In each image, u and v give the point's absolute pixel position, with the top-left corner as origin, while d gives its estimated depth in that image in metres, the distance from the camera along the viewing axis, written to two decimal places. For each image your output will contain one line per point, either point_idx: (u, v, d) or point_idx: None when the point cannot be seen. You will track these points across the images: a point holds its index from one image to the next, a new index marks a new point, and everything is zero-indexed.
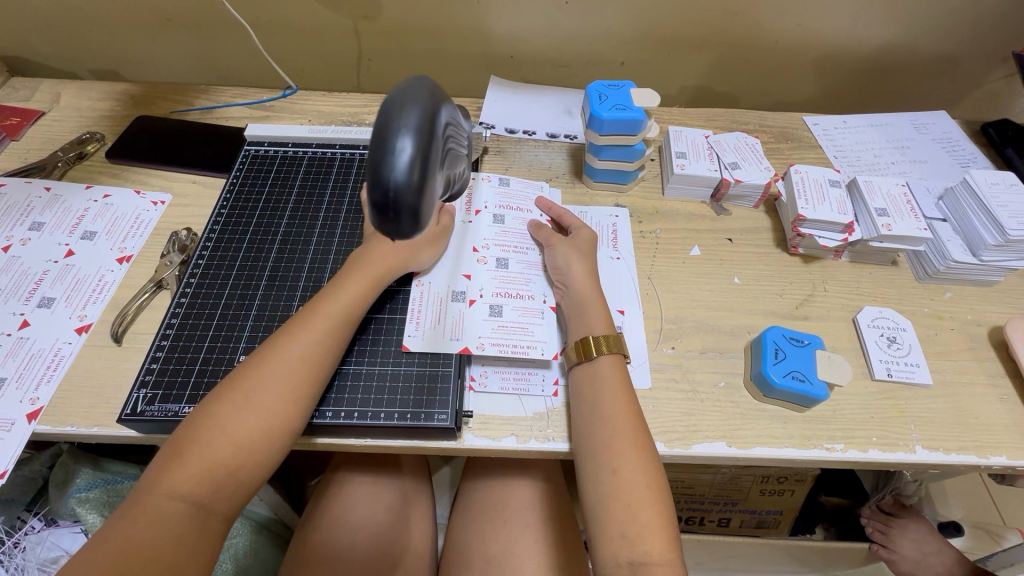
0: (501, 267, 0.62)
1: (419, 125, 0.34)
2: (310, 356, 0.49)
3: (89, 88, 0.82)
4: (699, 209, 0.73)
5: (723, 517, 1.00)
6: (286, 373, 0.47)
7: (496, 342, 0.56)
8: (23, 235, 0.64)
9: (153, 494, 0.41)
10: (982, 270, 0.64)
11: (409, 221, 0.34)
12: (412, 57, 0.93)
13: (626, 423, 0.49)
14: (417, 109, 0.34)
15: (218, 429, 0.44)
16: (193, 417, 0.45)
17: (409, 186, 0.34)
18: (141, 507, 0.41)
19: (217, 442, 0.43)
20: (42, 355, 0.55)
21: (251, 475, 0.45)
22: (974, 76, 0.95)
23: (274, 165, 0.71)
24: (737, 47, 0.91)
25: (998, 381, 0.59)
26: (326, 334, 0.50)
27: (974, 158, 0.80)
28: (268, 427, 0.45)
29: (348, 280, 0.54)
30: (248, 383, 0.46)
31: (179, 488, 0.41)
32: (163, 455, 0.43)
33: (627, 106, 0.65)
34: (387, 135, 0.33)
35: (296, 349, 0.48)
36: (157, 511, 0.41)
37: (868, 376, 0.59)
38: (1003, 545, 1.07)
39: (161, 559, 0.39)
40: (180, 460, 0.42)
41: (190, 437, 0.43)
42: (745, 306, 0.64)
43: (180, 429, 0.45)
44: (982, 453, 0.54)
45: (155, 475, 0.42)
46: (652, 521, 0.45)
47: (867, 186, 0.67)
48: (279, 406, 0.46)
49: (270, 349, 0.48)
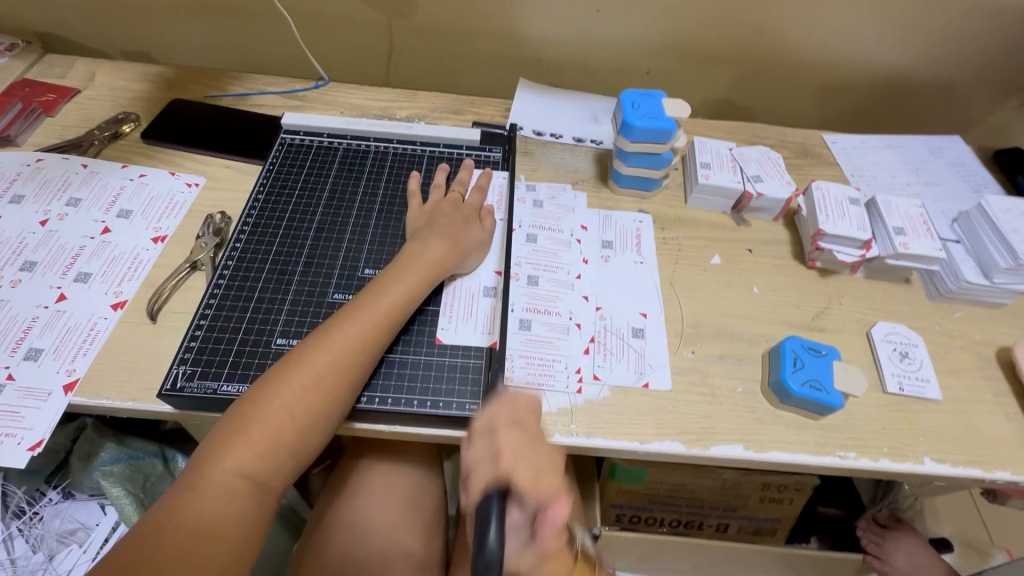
0: (530, 284, 0.64)
1: None
2: (365, 345, 0.51)
3: (124, 69, 0.83)
4: (720, 219, 0.74)
5: (722, 522, 1.02)
6: (342, 362, 0.49)
7: (523, 356, 0.59)
8: (60, 210, 0.65)
9: (216, 469, 0.43)
10: (991, 292, 0.67)
11: None
12: (442, 55, 0.95)
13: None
14: None
15: (279, 410, 0.46)
16: (253, 396, 0.47)
17: None
18: (203, 482, 0.42)
19: (279, 423, 0.45)
20: (79, 329, 0.56)
21: (305, 455, 0.47)
22: (988, 104, 0.98)
23: (310, 154, 0.72)
24: (760, 63, 0.93)
25: (1003, 399, 0.61)
26: (379, 325, 0.52)
27: (986, 183, 0.82)
28: (326, 411, 0.47)
29: (401, 273, 0.56)
30: (306, 367, 0.48)
31: (242, 466, 0.44)
32: (223, 431, 0.45)
33: (659, 116, 0.67)
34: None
35: (351, 338, 0.50)
36: (219, 488, 0.42)
37: (880, 389, 0.61)
38: (989, 562, 1.09)
39: (222, 535, 0.41)
40: (243, 438, 0.44)
41: (252, 417, 0.45)
42: (762, 316, 0.65)
43: (239, 407, 0.46)
44: (987, 467, 0.56)
45: (218, 450, 0.44)
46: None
47: (886, 205, 0.69)
48: (337, 393, 0.48)
49: (329, 335, 0.50)
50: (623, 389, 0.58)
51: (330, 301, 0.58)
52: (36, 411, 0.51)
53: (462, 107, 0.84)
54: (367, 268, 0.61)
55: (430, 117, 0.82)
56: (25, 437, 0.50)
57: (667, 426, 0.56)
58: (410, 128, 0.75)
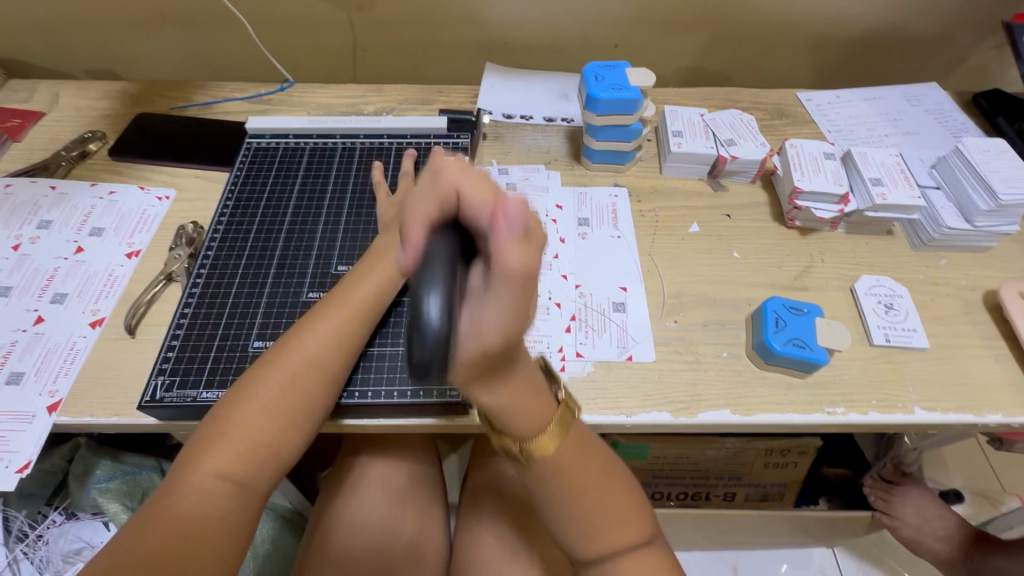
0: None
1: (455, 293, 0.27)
2: (342, 339, 0.51)
3: (88, 88, 0.83)
4: (696, 186, 0.74)
5: (728, 491, 1.02)
6: (320, 361, 0.50)
7: None
8: (32, 233, 0.65)
9: (199, 471, 0.43)
10: (974, 236, 0.66)
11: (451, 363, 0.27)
12: (406, 47, 0.93)
13: (549, 416, 0.41)
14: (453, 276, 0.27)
15: (259, 410, 0.46)
16: (231, 398, 0.47)
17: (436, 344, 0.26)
18: (182, 484, 0.43)
19: (259, 422, 0.46)
20: (58, 350, 0.56)
21: (288, 453, 0.48)
22: (963, 48, 0.96)
23: (277, 156, 0.71)
24: (729, 26, 0.92)
25: (992, 342, 0.60)
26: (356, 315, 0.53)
27: (966, 128, 0.81)
28: (305, 410, 0.48)
29: (373, 266, 0.56)
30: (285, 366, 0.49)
31: (225, 466, 0.44)
32: (202, 433, 0.46)
33: (623, 86, 0.66)
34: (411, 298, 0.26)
35: (326, 335, 0.51)
36: (199, 487, 0.43)
37: (866, 342, 0.60)
38: (1000, 509, 1.09)
39: (203, 534, 0.41)
40: (226, 438, 0.45)
41: (233, 417, 0.46)
42: (743, 279, 0.65)
43: (218, 410, 0.47)
44: (978, 411, 0.56)
45: (199, 450, 0.44)
46: (618, 504, 0.45)
47: (861, 157, 0.68)
48: (315, 388, 0.49)
49: (303, 333, 0.51)
50: (606, 364, 0.58)
51: (305, 300, 0.58)
52: (22, 433, 0.52)
53: (430, 97, 0.83)
54: (340, 264, 0.61)
55: (398, 110, 0.81)
56: (12, 460, 0.50)
57: (654, 397, 0.56)
58: (375, 121, 0.74)
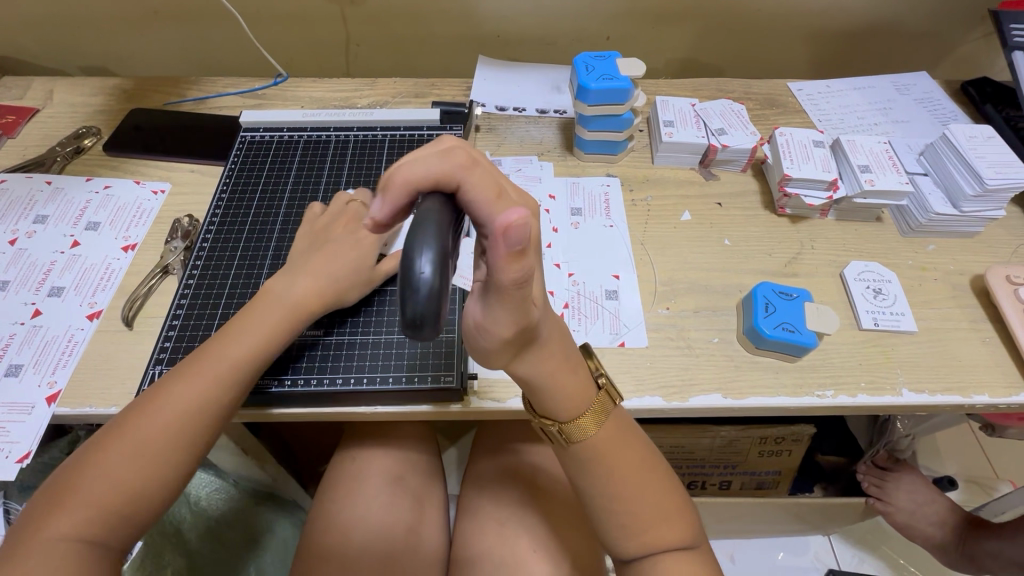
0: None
1: (439, 243, 0.30)
2: (250, 352, 0.50)
3: (82, 84, 0.83)
4: (688, 175, 0.74)
5: (724, 479, 1.03)
6: (234, 370, 0.49)
7: None
8: (28, 228, 0.65)
9: (81, 487, 0.42)
10: (962, 221, 0.66)
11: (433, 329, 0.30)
12: (399, 41, 0.94)
13: (590, 399, 0.45)
14: (434, 226, 0.30)
15: (167, 419, 0.46)
16: (129, 409, 0.46)
17: (430, 294, 0.29)
18: (77, 495, 0.42)
19: (152, 437, 0.45)
20: (57, 342, 0.57)
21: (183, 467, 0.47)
22: (953, 37, 0.97)
23: (271, 149, 0.72)
24: (720, 17, 0.92)
25: (979, 325, 0.61)
26: (284, 320, 0.52)
27: (955, 116, 0.82)
28: (215, 418, 0.48)
29: (295, 279, 0.55)
30: (197, 374, 0.48)
31: (111, 481, 0.43)
32: (100, 441, 0.45)
33: (614, 76, 0.66)
34: (405, 259, 0.29)
35: (245, 343, 0.50)
36: (97, 499, 0.42)
37: (856, 327, 0.61)
38: (993, 495, 1.10)
39: (100, 541, 0.42)
40: (129, 448, 0.44)
41: (134, 426, 0.45)
42: (735, 266, 0.66)
43: (114, 421, 0.46)
44: (965, 393, 0.57)
45: (93, 459, 0.43)
46: (654, 501, 0.46)
47: (850, 145, 0.68)
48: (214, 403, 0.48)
49: (212, 344, 0.50)
50: (599, 350, 0.58)
51: None
52: (22, 424, 0.52)
53: (423, 90, 0.84)
54: None
55: (392, 103, 0.82)
56: (12, 451, 0.51)
57: (647, 382, 0.56)
58: (369, 114, 0.74)
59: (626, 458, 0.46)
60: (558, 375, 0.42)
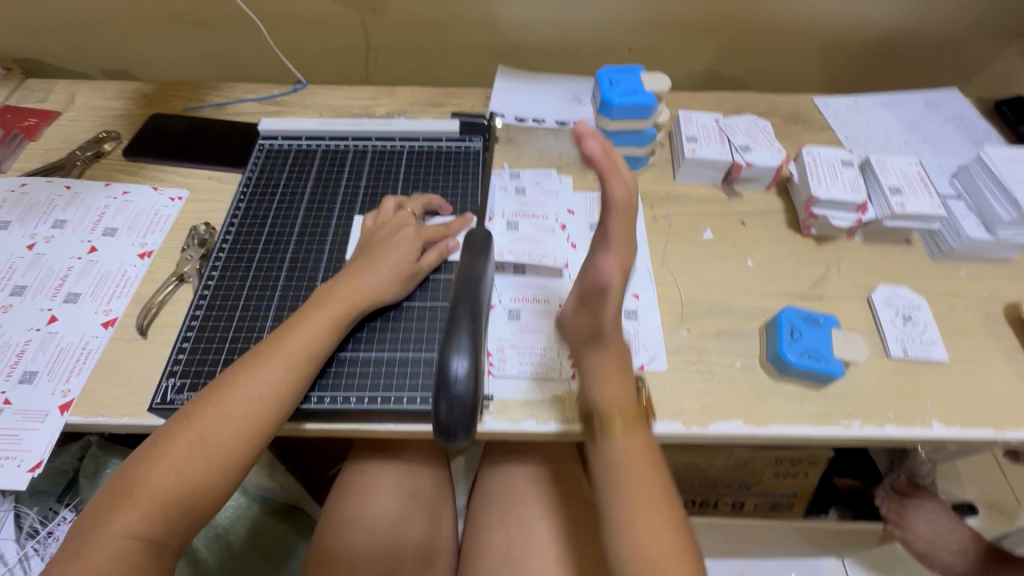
0: (517, 273, 0.63)
1: (469, 349, 0.42)
2: (268, 391, 0.48)
3: (104, 87, 0.83)
4: (710, 192, 0.73)
5: (737, 500, 1.00)
6: (294, 371, 0.50)
7: (514, 345, 0.58)
8: (47, 233, 0.65)
9: (101, 534, 0.42)
10: (997, 246, 0.64)
11: (466, 428, 0.43)
12: (419, 48, 0.93)
13: (649, 472, 0.45)
14: (466, 335, 0.43)
15: (228, 419, 0.46)
16: (147, 447, 0.45)
17: (466, 391, 0.42)
18: (143, 492, 0.43)
19: (171, 482, 0.44)
20: (71, 349, 0.57)
21: (203, 509, 0.45)
22: (986, 53, 0.94)
23: (289, 158, 0.72)
24: (746, 30, 0.91)
25: (1013, 356, 0.59)
26: (340, 321, 0.53)
27: (987, 136, 0.79)
28: (265, 424, 0.48)
29: (313, 312, 0.53)
30: (259, 375, 0.48)
31: (132, 527, 0.42)
32: (163, 439, 0.45)
33: (637, 91, 0.65)
34: (444, 363, 0.42)
35: (265, 381, 0.48)
36: (162, 495, 0.43)
37: (883, 354, 0.59)
38: (1015, 524, 1.07)
39: (159, 540, 0.43)
40: (192, 450, 0.45)
41: (200, 425, 0.46)
42: (758, 288, 0.64)
43: (129, 462, 0.45)
44: (999, 427, 0.54)
45: (157, 456, 0.44)
46: (665, 545, 0.42)
47: (880, 165, 0.67)
48: (232, 444, 0.46)
49: (230, 379, 0.48)
50: None
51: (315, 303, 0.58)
52: (34, 432, 0.52)
53: (442, 100, 0.83)
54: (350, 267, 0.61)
55: (410, 112, 0.81)
56: (24, 460, 0.51)
57: (667, 407, 0.55)
58: (388, 123, 0.74)
59: (656, 529, 0.43)
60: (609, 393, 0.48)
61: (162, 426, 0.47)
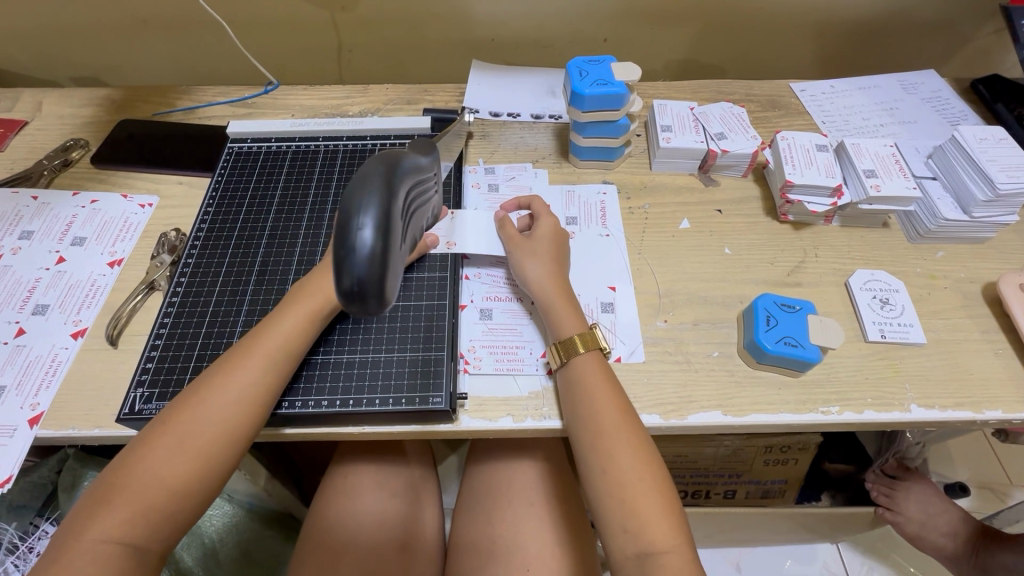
0: (490, 272, 0.63)
1: (377, 208, 0.33)
2: (248, 389, 0.47)
3: (71, 95, 0.82)
4: (687, 181, 0.72)
5: (729, 489, 1.00)
6: (274, 369, 0.49)
7: (486, 344, 0.57)
8: (13, 244, 0.64)
9: (80, 541, 0.41)
10: (974, 227, 0.64)
11: (374, 302, 0.34)
12: (392, 45, 0.92)
13: (633, 448, 0.47)
14: (373, 193, 0.33)
15: (210, 422, 0.45)
16: (124, 454, 0.45)
17: (372, 265, 0.33)
18: (124, 499, 0.42)
19: (148, 486, 0.43)
20: (40, 361, 0.56)
21: (186, 514, 0.44)
22: (963, 32, 0.94)
23: (259, 160, 0.71)
24: (720, 17, 0.90)
25: (992, 336, 0.59)
26: (317, 314, 0.52)
27: (964, 115, 0.79)
28: (248, 425, 0.47)
29: (289, 309, 0.52)
30: (236, 375, 0.47)
31: (112, 533, 0.41)
32: (143, 443, 0.45)
33: (608, 81, 0.64)
34: (348, 226, 0.33)
35: (247, 379, 0.48)
36: (142, 501, 0.43)
37: (861, 339, 0.59)
38: (1007, 502, 1.07)
39: (141, 545, 0.42)
40: (171, 453, 0.44)
41: (179, 429, 0.45)
42: (735, 276, 0.63)
43: (106, 472, 0.44)
44: (978, 408, 0.54)
45: (155, 450, 0.44)
46: (660, 524, 0.44)
47: (855, 149, 0.66)
48: (212, 449, 0.45)
49: (210, 379, 0.48)
50: None
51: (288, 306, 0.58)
52: (3, 447, 0.51)
53: (416, 96, 0.82)
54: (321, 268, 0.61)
55: (384, 110, 0.80)
56: None
57: (644, 399, 0.54)
58: (358, 122, 0.73)
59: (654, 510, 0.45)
60: (549, 285, 0.57)
61: (138, 435, 0.46)
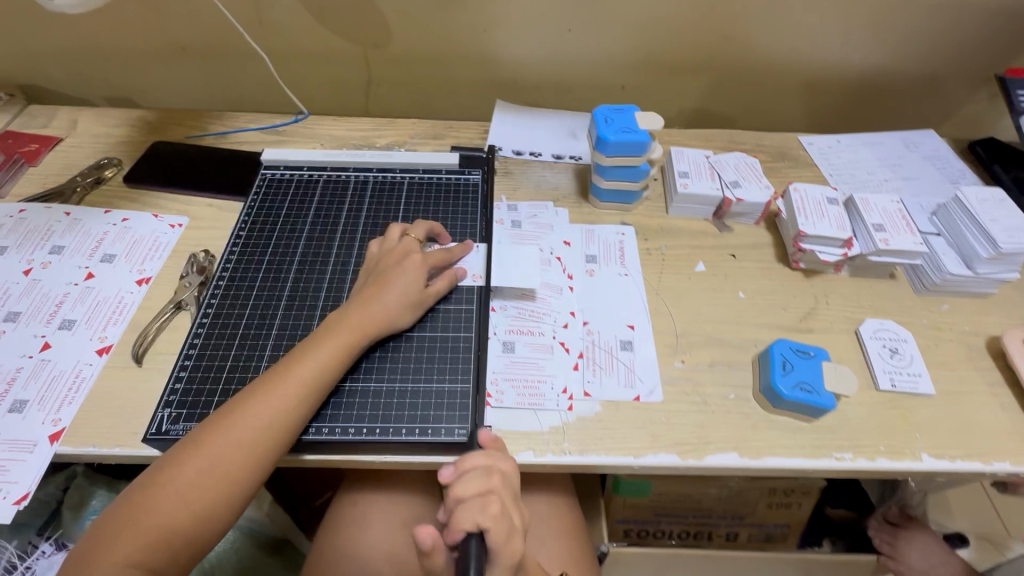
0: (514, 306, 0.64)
1: None
2: (278, 417, 0.48)
3: (107, 115, 0.84)
4: (702, 226, 0.75)
5: (731, 531, 0.99)
6: (305, 398, 0.50)
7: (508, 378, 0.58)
8: (44, 258, 0.65)
9: (101, 564, 0.41)
10: (977, 282, 0.67)
11: None
12: (419, 82, 0.96)
13: None
14: None
15: (239, 447, 0.46)
16: (151, 474, 0.45)
17: None
18: (149, 522, 0.42)
19: (175, 509, 0.43)
20: (63, 377, 0.56)
21: (206, 539, 0.45)
22: (959, 96, 0.99)
23: (291, 187, 0.73)
24: (732, 71, 0.95)
25: (997, 389, 0.61)
26: (351, 346, 0.53)
27: (963, 175, 0.83)
28: (275, 452, 0.47)
29: (322, 339, 0.53)
30: (268, 402, 0.48)
31: (134, 556, 0.41)
32: (172, 464, 0.45)
33: (633, 129, 0.68)
34: None
35: (279, 407, 0.48)
36: (166, 524, 0.43)
37: (872, 387, 0.60)
38: (1007, 555, 1.07)
39: (158, 570, 0.42)
40: (200, 477, 0.44)
41: (209, 453, 0.45)
42: (749, 320, 0.65)
43: (131, 492, 0.44)
44: (985, 459, 0.55)
45: (184, 473, 0.44)
46: None
47: (863, 203, 0.69)
48: (239, 475, 0.46)
49: (242, 403, 0.48)
50: (615, 404, 0.57)
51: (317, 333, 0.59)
52: (21, 463, 0.51)
53: (442, 132, 0.85)
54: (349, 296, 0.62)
55: (410, 144, 0.83)
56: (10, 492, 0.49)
57: (663, 438, 0.55)
58: (388, 156, 0.75)
59: None
60: None
61: (163, 457, 0.46)
